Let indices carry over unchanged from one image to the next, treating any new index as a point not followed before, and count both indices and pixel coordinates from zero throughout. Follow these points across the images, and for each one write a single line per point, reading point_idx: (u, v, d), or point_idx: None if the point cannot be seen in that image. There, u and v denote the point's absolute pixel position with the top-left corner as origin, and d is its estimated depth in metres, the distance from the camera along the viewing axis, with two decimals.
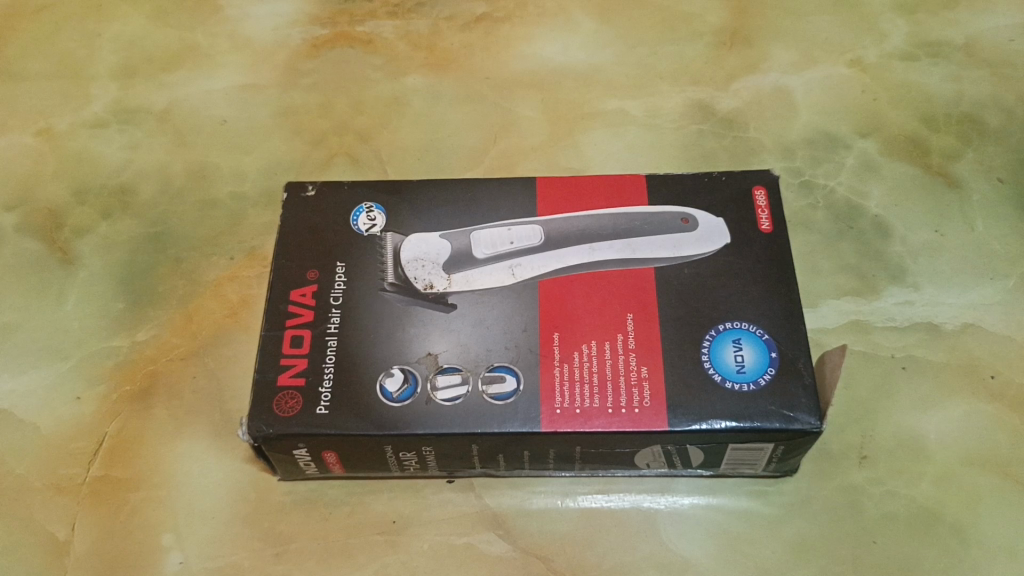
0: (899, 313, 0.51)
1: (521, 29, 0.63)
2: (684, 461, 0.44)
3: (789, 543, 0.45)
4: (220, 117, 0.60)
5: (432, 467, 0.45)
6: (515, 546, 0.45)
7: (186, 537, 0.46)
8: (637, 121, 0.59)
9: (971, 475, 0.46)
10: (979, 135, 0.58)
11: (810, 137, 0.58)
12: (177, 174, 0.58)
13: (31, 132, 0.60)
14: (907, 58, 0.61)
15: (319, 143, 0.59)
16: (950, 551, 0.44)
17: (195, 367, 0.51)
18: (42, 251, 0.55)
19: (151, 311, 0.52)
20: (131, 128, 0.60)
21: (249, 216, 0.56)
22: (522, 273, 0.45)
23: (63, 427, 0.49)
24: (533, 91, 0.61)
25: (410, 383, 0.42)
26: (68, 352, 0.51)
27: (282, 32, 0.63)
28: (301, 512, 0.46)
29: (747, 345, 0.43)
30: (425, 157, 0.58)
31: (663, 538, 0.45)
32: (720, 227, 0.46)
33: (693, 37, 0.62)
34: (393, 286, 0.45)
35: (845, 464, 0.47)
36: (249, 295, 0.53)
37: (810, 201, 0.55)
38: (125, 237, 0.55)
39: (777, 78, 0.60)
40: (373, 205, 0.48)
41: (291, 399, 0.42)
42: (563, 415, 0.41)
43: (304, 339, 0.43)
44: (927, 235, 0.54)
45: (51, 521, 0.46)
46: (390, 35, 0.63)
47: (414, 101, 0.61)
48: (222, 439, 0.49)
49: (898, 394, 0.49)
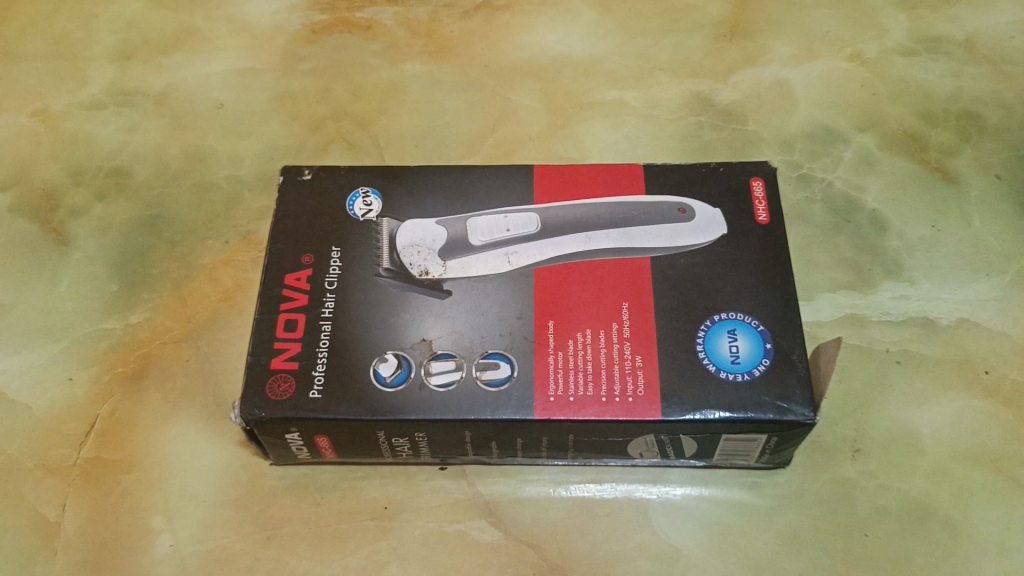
0: (895, 307, 0.51)
1: (521, 18, 0.63)
2: (677, 451, 0.44)
3: (781, 534, 0.45)
4: (217, 101, 0.60)
5: (425, 453, 0.45)
6: (507, 534, 0.45)
7: (177, 520, 0.46)
8: (636, 112, 0.59)
9: (963, 470, 0.46)
10: (978, 132, 0.57)
11: (810, 130, 0.58)
12: (174, 157, 0.58)
13: (27, 113, 0.59)
14: (907, 53, 0.61)
15: (317, 128, 0.59)
16: (941, 545, 0.44)
17: (188, 351, 0.50)
18: (36, 231, 0.55)
19: (144, 294, 0.52)
20: (128, 110, 0.60)
21: (245, 200, 0.56)
22: (518, 261, 0.45)
23: (56, 407, 0.49)
24: (533, 80, 0.60)
25: (404, 368, 0.42)
26: (61, 333, 0.51)
27: (281, 16, 0.63)
28: (293, 496, 0.46)
29: (742, 335, 0.42)
30: (422, 144, 0.58)
31: (655, 527, 0.45)
32: (717, 217, 0.46)
33: (694, 29, 0.62)
34: (388, 271, 0.45)
35: (838, 457, 0.47)
36: (244, 279, 0.53)
37: (808, 194, 0.55)
38: (121, 219, 0.55)
39: (777, 71, 0.60)
40: (369, 191, 0.47)
41: (285, 383, 0.41)
42: (557, 403, 0.41)
43: (299, 323, 0.43)
44: (924, 230, 0.54)
45: (41, 502, 0.46)
46: (390, 21, 0.63)
47: (413, 88, 0.60)
48: (214, 422, 0.48)
49: (892, 389, 0.49)
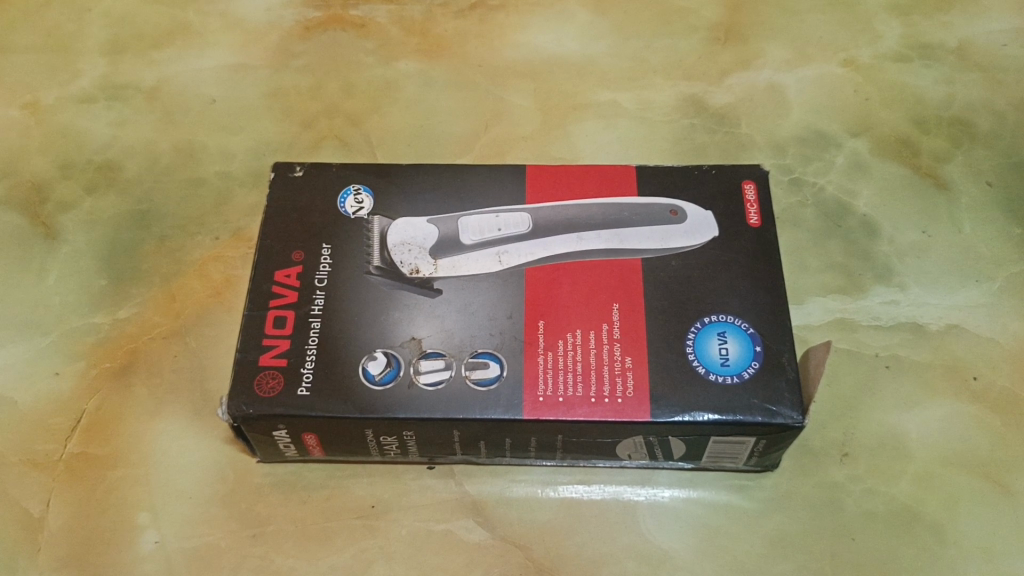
0: (885, 312, 0.51)
1: (516, 18, 0.63)
2: (665, 453, 0.44)
3: (768, 537, 0.45)
4: (209, 96, 0.60)
5: (413, 452, 0.45)
6: (494, 534, 0.45)
7: (163, 516, 0.45)
8: (629, 113, 0.59)
9: (950, 475, 0.47)
10: (969, 138, 0.58)
11: (802, 134, 0.58)
12: (165, 152, 0.57)
13: (17, 106, 0.59)
14: (900, 60, 0.61)
15: (309, 125, 0.58)
16: (927, 550, 0.45)
17: (176, 347, 0.50)
18: (25, 224, 0.54)
19: (133, 289, 0.52)
20: (119, 104, 0.59)
21: (236, 196, 0.55)
22: (509, 260, 0.45)
23: (42, 402, 0.48)
24: (526, 80, 0.60)
25: (393, 366, 0.42)
26: (48, 327, 0.51)
27: (274, 12, 0.63)
28: (280, 494, 0.46)
29: (732, 338, 0.43)
30: (415, 143, 0.58)
31: (642, 528, 0.45)
32: (709, 219, 0.46)
33: (688, 32, 0.62)
34: (378, 269, 0.45)
35: (826, 461, 0.47)
36: (234, 275, 0.52)
37: (799, 198, 0.55)
38: (110, 213, 0.55)
39: (770, 75, 0.60)
40: (361, 188, 0.47)
41: (273, 380, 0.41)
42: (546, 404, 0.41)
43: (288, 320, 0.43)
44: (915, 236, 0.54)
45: (25, 496, 0.46)
46: (384, 19, 0.63)
47: (406, 86, 0.60)
48: (201, 418, 0.48)
49: (881, 393, 0.49)
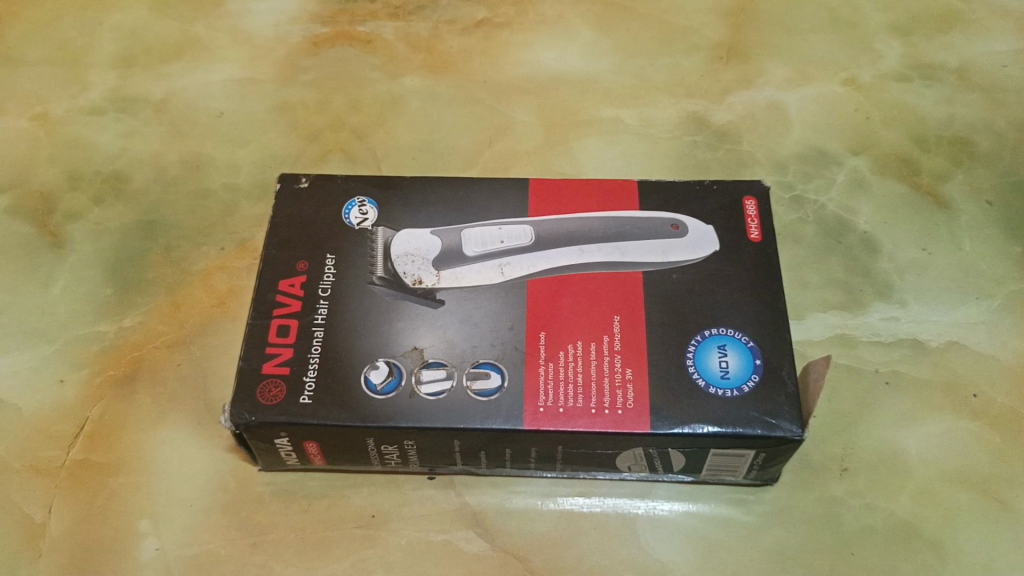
0: (885, 328, 0.51)
1: (521, 36, 0.64)
2: (665, 465, 0.44)
3: (768, 551, 0.45)
4: (217, 109, 0.60)
5: (413, 462, 0.45)
6: (494, 545, 0.45)
7: (163, 523, 0.46)
8: (631, 130, 0.60)
9: (951, 492, 0.47)
10: (969, 157, 0.58)
11: (803, 152, 0.58)
12: (172, 163, 0.58)
13: (27, 117, 0.60)
14: (901, 79, 0.62)
15: (315, 139, 0.59)
16: (927, 565, 0.45)
17: (180, 356, 0.50)
18: (32, 233, 0.55)
19: (138, 298, 0.52)
20: (127, 117, 0.60)
21: (242, 208, 0.56)
22: (511, 272, 0.45)
23: (45, 409, 0.49)
24: (531, 97, 0.61)
25: (394, 375, 0.42)
26: (53, 335, 0.51)
27: (283, 28, 0.64)
28: (280, 502, 0.46)
29: (732, 351, 0.43)
30: (420, 157, 0.58)
31: (642, 541, 0.45)
32: (709, 234, 0.46)
33: (691, 50, 0.63)
34: (381, 280, 0.45)
35: (826, 475, 0.47)
36: (239, 285, 0.53)
37: (800, 216, 0.56)
38: (118, 223, 0.56)
39: (772, 93, 0.61)
40: (365, 200, 0.48)
41: (275, 388, 0.41)
42: (546, 414, 0.41)
43: (291, 329, 0.43)
44: (915, 253, 0.54)
45: (27, 503, 0.46)
46: (390, 36, 0.64)
47: (412, 102, 0.61)
48: (203, 426, 0.48)
49: (881, 409, 0.49)
